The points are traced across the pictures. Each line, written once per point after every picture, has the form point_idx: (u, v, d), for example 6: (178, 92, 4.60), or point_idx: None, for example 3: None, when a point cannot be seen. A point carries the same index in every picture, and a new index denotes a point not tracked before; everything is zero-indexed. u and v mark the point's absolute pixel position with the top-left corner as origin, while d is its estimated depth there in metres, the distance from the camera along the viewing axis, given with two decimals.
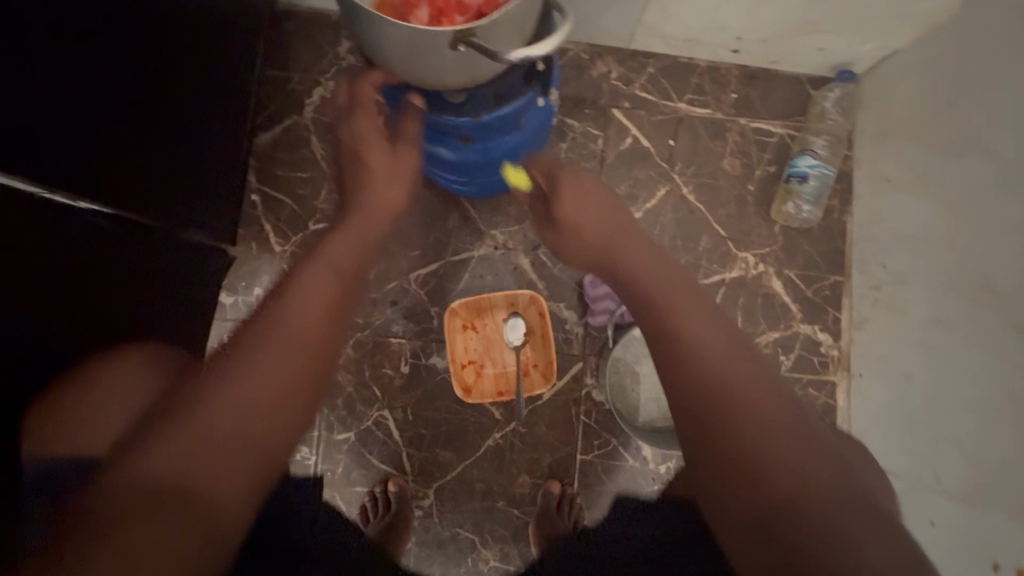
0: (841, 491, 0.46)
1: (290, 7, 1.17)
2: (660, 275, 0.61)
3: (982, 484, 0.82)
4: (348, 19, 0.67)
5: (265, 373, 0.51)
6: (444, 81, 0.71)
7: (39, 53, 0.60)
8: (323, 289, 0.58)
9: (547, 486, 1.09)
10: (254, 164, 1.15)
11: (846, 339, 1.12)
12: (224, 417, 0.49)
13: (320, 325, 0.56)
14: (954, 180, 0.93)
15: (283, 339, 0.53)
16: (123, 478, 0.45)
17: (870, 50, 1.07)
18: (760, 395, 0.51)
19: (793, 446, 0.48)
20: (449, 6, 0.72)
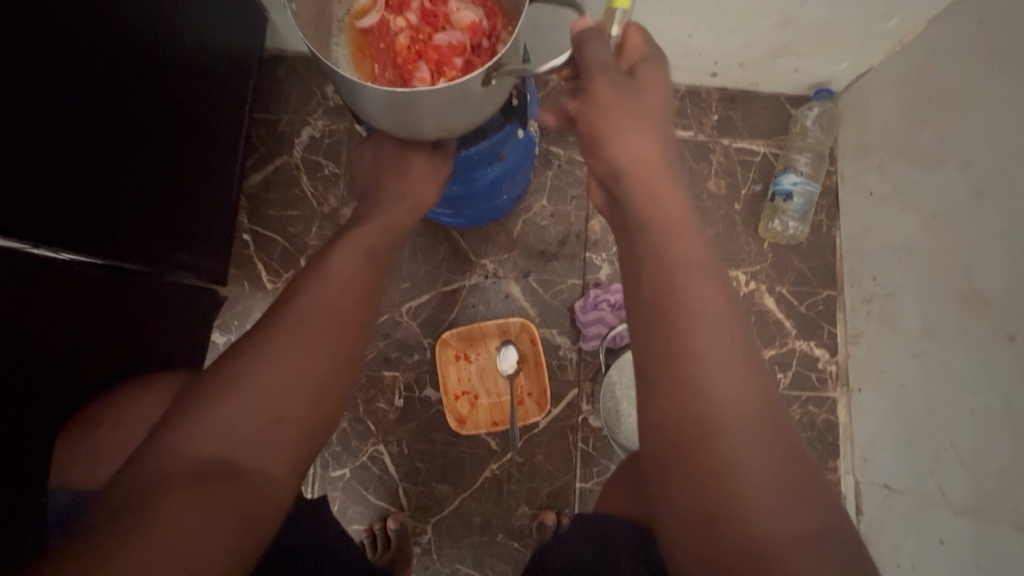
0: (784, 495, 0.44)
1: (278, 52, 1.21)
2: (668, 217, 0.57)
3: (984, 497, 0.79)
4: (354, 97, 0.66)
5: (307, 355, 0.55)
6: (474, 120, 0.72)
7: (24, 111, 0.62)
8: (351, 276, 0.64)
9: (543, 517, 1.07)
10: (245, 204, 1.17)
11: (843, 353, 1.12)
12: (266, 398, 0.52)
13: (353, 308, 0.61)
14: (934, 191, 0.93)
15: (323, 323, 0.58)
16: (169, 456, 0.47)
17: (845, 69, 1.10)
18: (738, 369, 0.49)
19: (753, 418, 0.47)
20: (445, 54, 0.74)
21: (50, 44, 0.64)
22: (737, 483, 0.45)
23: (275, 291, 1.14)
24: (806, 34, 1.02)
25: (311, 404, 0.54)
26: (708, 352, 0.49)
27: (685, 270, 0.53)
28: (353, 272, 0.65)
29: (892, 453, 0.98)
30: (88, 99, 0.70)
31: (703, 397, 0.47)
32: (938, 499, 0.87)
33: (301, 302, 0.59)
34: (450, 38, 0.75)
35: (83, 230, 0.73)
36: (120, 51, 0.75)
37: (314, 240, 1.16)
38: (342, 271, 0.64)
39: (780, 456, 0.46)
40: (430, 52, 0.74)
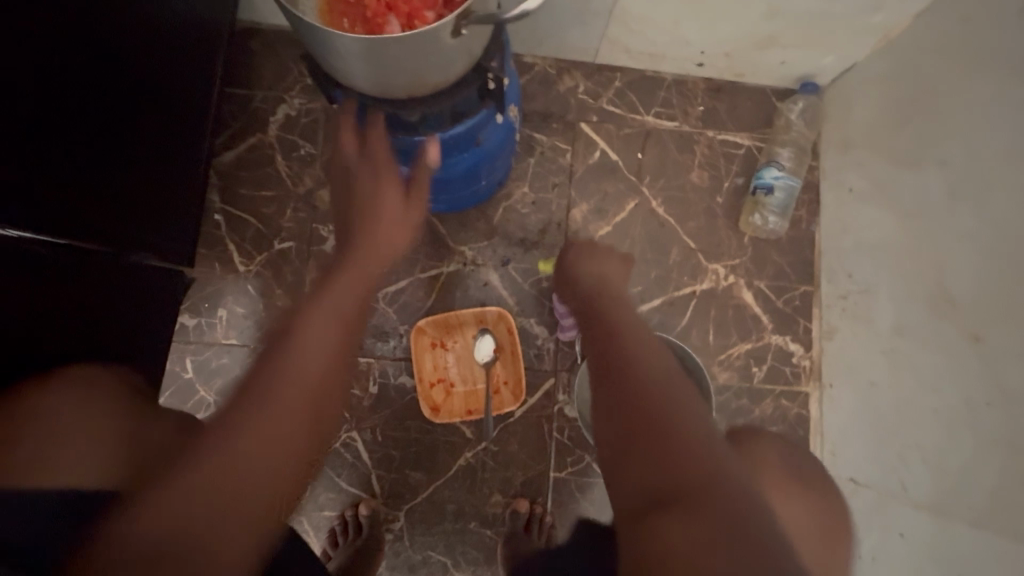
0: (712, 462, 0.49)
1: (253, 25, 1.16)
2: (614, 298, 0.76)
3: (945, 492, 0.84)
4: (319, 48, 0.61)
5: (274, 419, 0.52)
6: (449, 77, 0.67)
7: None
8: (327, 327, 0.60)
9: (515, 505, 1.07)
10: (218, 183, 1.14)
11: (818, 348, 1.09)
12: (275, 396, 0.53)
13: (327, 363, 0.58)
14: (912, 192, 0.95)
15: (296, 382, 0.55)
16: (121, 542, 0.43)
17: (831, 62, 1.08)
18: (658, 375, 0.58)
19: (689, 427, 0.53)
20: (417, 5, 0.63)
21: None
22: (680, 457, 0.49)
23: (247, 273, 1.12)
24: (792, 25, 1.00)
25: (311, 403, 0.55)
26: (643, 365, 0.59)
27: (617, 319, 0.69)
28: (330, 320, 0.61)
29: (860, 449, 0.99)
30: (31, 61, 0.66)
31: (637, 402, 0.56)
32: (901, 494, 0.90)
33: (272, 359, 0.56)
34: None
35: (27, 197, 0.70)
36: (78, 15, 0.71)
37: (289, 223, 1.13)
38: (319, 321, 0.60)
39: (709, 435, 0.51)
40: (401, 4, 0.64)
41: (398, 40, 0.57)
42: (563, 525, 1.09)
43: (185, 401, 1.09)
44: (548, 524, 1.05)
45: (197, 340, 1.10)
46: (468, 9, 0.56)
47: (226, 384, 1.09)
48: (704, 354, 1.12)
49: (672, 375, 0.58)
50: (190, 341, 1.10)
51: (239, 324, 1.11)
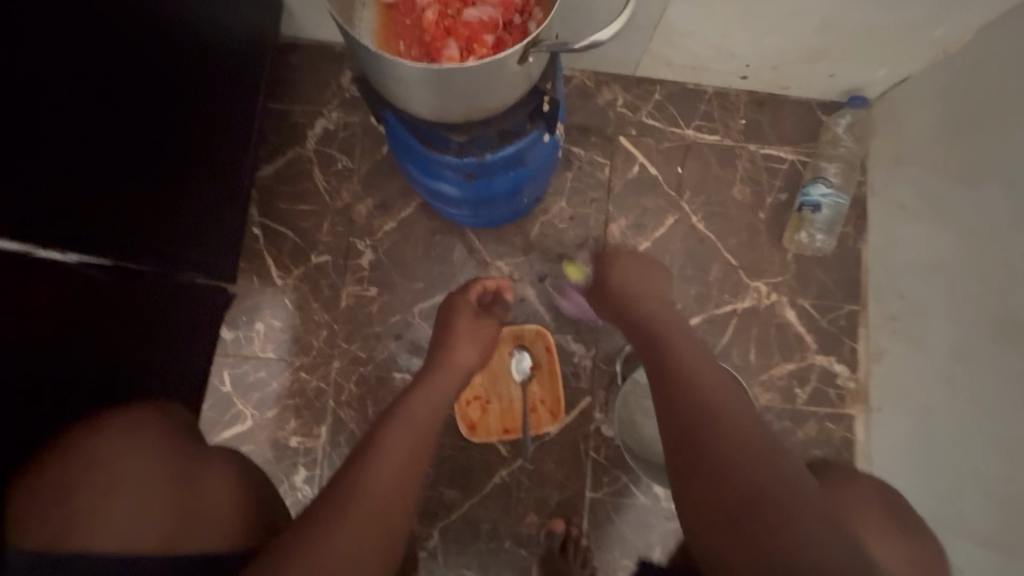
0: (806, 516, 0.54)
1: (293, 40, 1.17)
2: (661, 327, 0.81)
3: (1009, 530, 0.77)
4: (377, 73, 0.61)
5: (353, 520, 0.58)
6: (506, 102, 0.67)
7: (46, 101, 0.61)
8: (396, 460, 0.67)
9: (551, 526, 1.05)
10: (256, 197, 1.14)
11: (864, 370, 1.09)
12: (380, 485, 0.63)
13: (398, 476, 0.65)
14: (973, 210, 0.89)
15: (370, 493, 0.62)
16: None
17: (883, 75, 1.05)
18: (732, 422, 0.63)
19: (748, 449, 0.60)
20: (478, 29, 0.62)
21: (51, 24, 0.60)
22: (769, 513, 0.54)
23: (284, 287, 1.12)
24: (845, 38, 0.97)
25: (401, 487, 0.65)
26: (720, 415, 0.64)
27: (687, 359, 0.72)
28: (406, 449, 0.69)
29: (913, 476, 0.96)
30: (92, 86, 0.66)
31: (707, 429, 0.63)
32: (960, 528, 0.85)
33: (349, 479, 0.63)
34: (482, 14, 0.63)
35: (94, 221, 0.71)
36: (128, 36, 0.71)
37: (326, 237, 1.13)
38: (394, 446, 0.69)
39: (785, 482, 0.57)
40: (461, 28, 0.63)
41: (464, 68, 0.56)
42: (600, 547, 1.06)
43: (222, 415, 1.09)
44: (585, 547, 1.02)
45: (234, 353, 1.11)
46: (536, 37, 0.56)
47: (262, 398, 1.10)
48: (746, 374, 1.09)
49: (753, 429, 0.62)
50: (227, 354, 1.11)
51: (276, 337, 1.11)
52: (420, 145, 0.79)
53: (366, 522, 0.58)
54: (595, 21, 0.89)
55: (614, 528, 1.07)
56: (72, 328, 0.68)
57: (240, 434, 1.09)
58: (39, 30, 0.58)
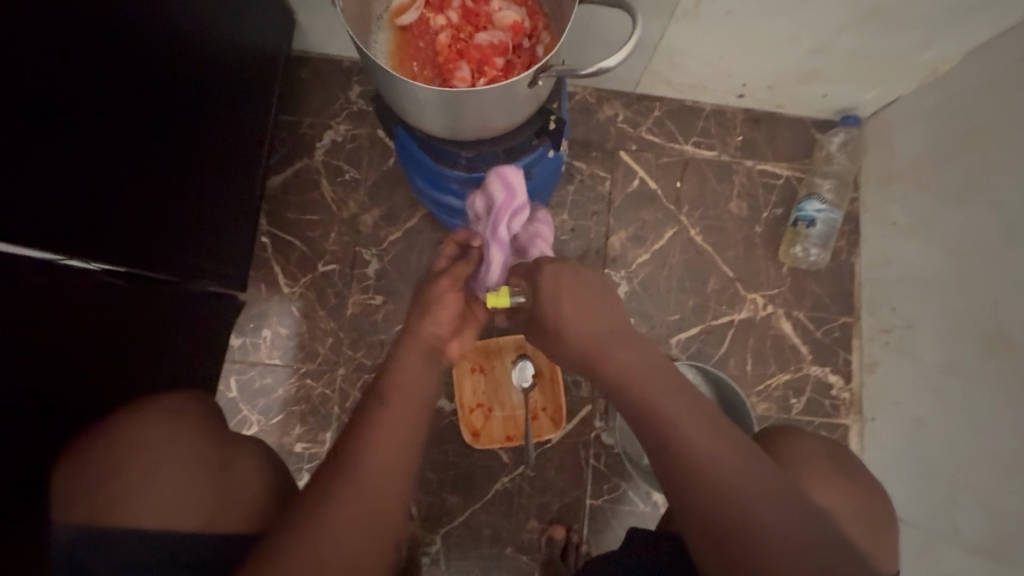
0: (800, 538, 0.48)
1: (302, 54, 1.20)
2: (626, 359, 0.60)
3: (999, 538, 0.80)
4: (393, 95, 0.64)
5: (332, 539, 0.46)
6: (515, 121, 0.70)
7: (68, 120, 0.63)
8: (392, 442, 0.53)
9: (552, 532, 1.07)
10: (264, 206, 1.16)
11: (857, 381, 1.12)
12: (361, 488, 0.49)
13: (398, 462, 0.52)
14: (962, 228, 0.93)
15: (354, 496, 0.49)
16: None
17: (874, 96, 1.09)
18: (713, 432, 0.53)
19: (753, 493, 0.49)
20: (489, 53, 0.66)
21: (69, 42, 0.62)
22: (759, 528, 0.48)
23: (291, 295, 1.14)
24: (838, 61, 1.01)
25: (391, 478, 0.51)
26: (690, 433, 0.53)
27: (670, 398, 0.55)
28: (404, 435, 0.54)
29: (905, 485, 0.99)
30: (107, 102, 0.68)
31: (715, 485, 0.50)
32: (953, 537, 0.88)
33: (332, 478, 0.49)
34: (492, 38, 0.66)
35: (113, 232, 0.73)
36: (138, 52, 0.73)
37: (333, 246, 1.16)
38: (387, 432, 0.53)
39: (772, 484, 0.50)
40: (472, 52, 0.66)
41: (477, 93, 0.59)
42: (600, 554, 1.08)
43: (229, 420, 1.11)
44: (585, 553, 1.04)
45: (241, 360, 1.13)
46: (546, 63, 0.59)
47: (269, 404, 1.11)
48: (742, 384, 1.12)
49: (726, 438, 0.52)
50: (234, 360, 1.13)
51: (283, 344, 1.13)
52: (431, 161, 0.83)
53: (354, 533, 0.47)
54: (598, 44, 0.93)
55: (614, 534, 1.09)
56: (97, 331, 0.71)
57: None
58: (57, 50, 0.60)
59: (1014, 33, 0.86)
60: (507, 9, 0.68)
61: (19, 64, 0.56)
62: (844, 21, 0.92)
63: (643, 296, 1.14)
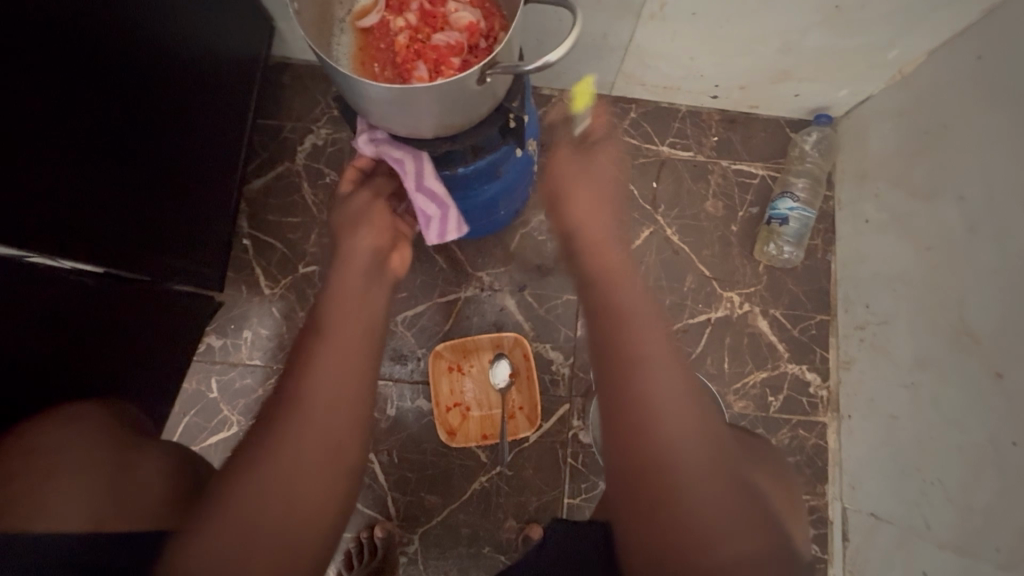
0: (740, 519, 0.47)
1: (284, 60, 1.22)
2: (619, 295, 0.57)
3: (969, 530, 0.80)
4: (350, 95, 0.66)
5: (289, 465, 0.49)
6: (472, 115, 0.72)
7: (38, 124, 0.65)
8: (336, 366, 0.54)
9: (529, 531, 1.07)
10: (246, 209, 1.18)
11: (834, 379, 1.12)
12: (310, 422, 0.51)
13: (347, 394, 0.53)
14: (929, 224, 0.93)
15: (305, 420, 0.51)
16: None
17: (845, 96, 1.10)
18: (673, 389, 0.51)
19: (700, 462, 0.48)
20: (444, 52, 0.67)
21: (36, 48, 0.63)
22: (697, 501, 0.47)
23: (272, 296, 1.16)
24: (805, 61, 1.02)
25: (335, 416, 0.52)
26: (655, 392, 0.50)
27: (647, 342, 0.53)
28: (354, 364, 0.55)
29: (880, 483, 0.99)
30: (78, 106, 0.70)
31: (664, 439, 0.49)
32: (925, 531, 0.87)
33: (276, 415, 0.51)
34: (449, 38, 0.68)
35: (87, 227, 0.75)
36: (110, 57, 0.75)
37: (313, 248, 1.17)
38: (333, 360, 0.54)
39: (715, 455, 0.49)
40: (429, 52, 0.68)
41: (428, 90, 0.61)
42: None
43: (208, 421, 1.12)
44: None
45: (222, 360, 1.14)
46: (493, 59, 0.61)
47: (248, 405, 1.12)
48: (720, 383, 1.12)
49: (693, 400, 0.51)
50: (214, 361, 1.14)
51: (262, 345, 1.15)
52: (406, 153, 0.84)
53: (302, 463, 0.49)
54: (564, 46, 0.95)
55: None
56: (67, 327, 0.73)
57: (226, 439, 1.11)
58: (24, 56, 0.62)
59: (972, 31, 0.87)
60: (463, 12, 0.70)
61: None
62: (807, 22, 0.93)
63: None
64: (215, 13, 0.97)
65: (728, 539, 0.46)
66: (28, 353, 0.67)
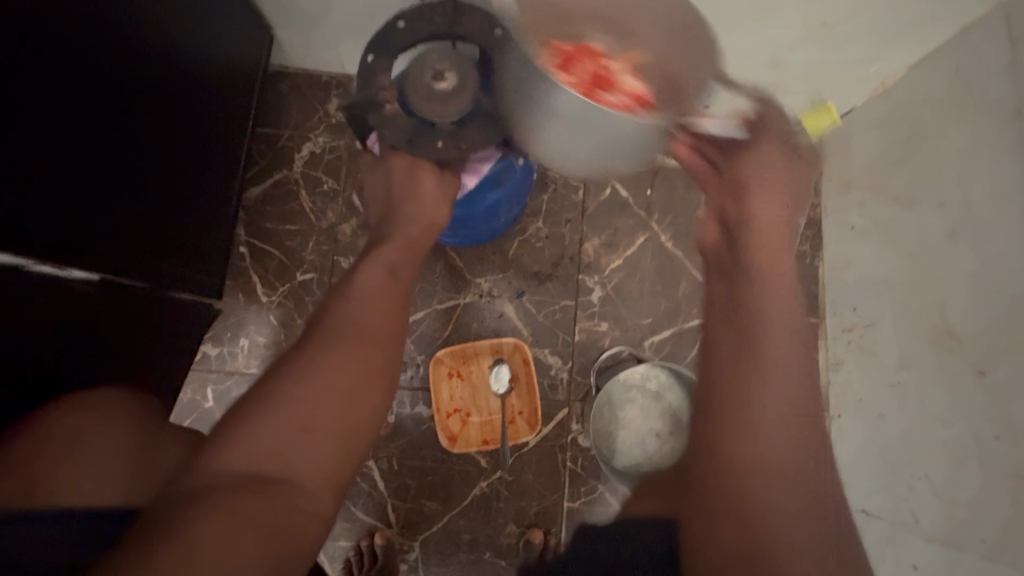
0: (808, 534, 0.55)
1: (281, 68, 1.23)
2: (778, 337, 0.67)
3: (954, 524, 0.83)
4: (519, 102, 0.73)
5: (336, 364, 0.61)
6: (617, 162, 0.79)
7: (49, 132, 0.65)
8: (378, 289, 0.71)
9: (530, 535, 1.08)
10: (243, 217, 1.18)
11: (824, 380, 1.16)
12: (358, 327, 0.66)
13: (380, 316, 0.68)
14: (911, 229, 0.98)
15: (354, 332, 0.65)
16: (214, 464, 0.51)
17: (830, 107, 1.15)
18: (788, 428, 0.61)
19: (792, 504, 0.57)
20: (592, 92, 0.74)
21: (46, 55, 0.63)
22: (775, 506, 0.56)
23: (269, 303, 1.15)
24: (793, 75, 1.07)
25: (372, 331, 0.66)
26: (765, 409, 0.62)
27: (767, 383, 0.63)
28: (381, 289, 0.71)
29: (870, 481, 1.02)
30: (84, 114, 0.70)
31: (764, 468, 0.58)
32: (914, 526, 0.91)
33: (330, 324, 0.66)
34: (618, 97, 0.75)
35: (90, 238, 0.74)
36: (117, 65, 0.75)
37: (312, 255, 1.17)
38: (369, 286, 0.71)
39: (813, 499, 0.57)
40: (586, 90, 0.75)
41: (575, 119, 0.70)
42: None
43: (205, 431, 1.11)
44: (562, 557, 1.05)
45: (218, 369, 1.13)
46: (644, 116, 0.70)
47: None
48: None
49: (796, 441, 0.60)
50: (210, 370, 1.13)
51: (259, 354, 1.14)
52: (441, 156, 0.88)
53: (349, 367, 0.61)
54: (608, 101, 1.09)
55: None
56: (64, 340, 0.73)
57: None
58: (35, 71, 0.62)
59: (950, 47, 0.92)
60: (647, 79, 0.81)
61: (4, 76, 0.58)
62: (794, 38, 0.97)
63: (617, 301, 1.18)
64: (219, 23, 0.97)
65: (795, 548, 0.54)
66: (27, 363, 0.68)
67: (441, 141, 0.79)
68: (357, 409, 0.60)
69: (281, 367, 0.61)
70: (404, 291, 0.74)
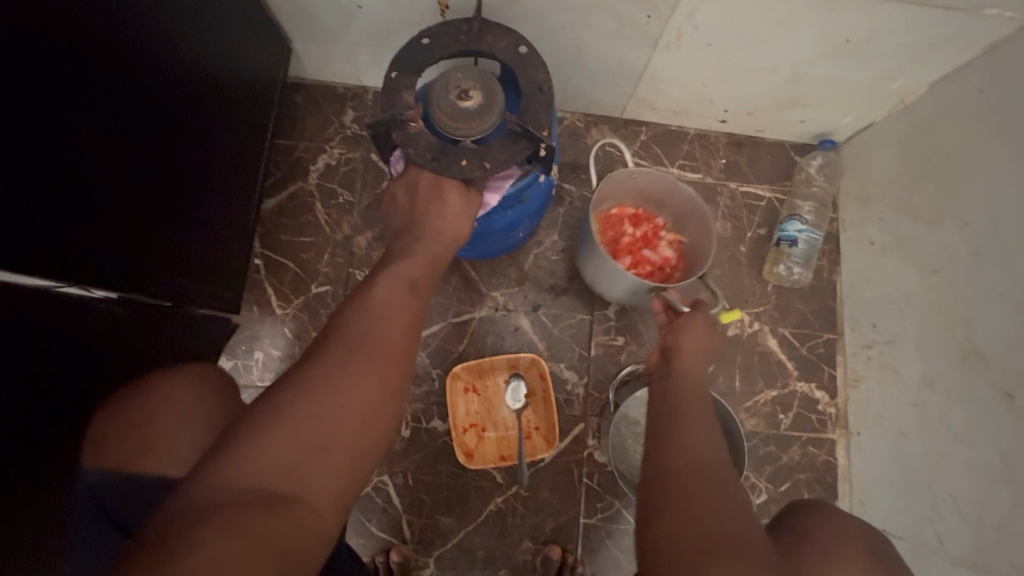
0: (728, 521, 0.53)
1: (298, 80, 1.22)
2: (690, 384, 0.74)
3: (981, 546, 0.82)
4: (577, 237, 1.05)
5: (352, 379, 0.60)
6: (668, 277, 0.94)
7: (75, 150, 0.64)
8: (392, 301, 0.70)
9: (547, 552, 1.07)
10: (258, 229, 1.17)
11: (843, 396, 1.15)
12: (372, 338, 0.64)
13: (395, 329, 0.67)
14: (933, 247, 0.97)
15: (369, 345, 0.64)
16: (222, 476, 0.50)
17: (849, 122, 1.14)
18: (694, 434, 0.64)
19: (713, 498, 0.56)
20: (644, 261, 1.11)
21: (76, 73, 0.63)
22: (691, 499, 0.56)
23: (284, 316, 1.15)
24: (813, 90, 1.06)
25: (386, 344, 0.65)
26: (683, 426, 0.65)
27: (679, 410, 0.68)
28: (397, 302, 0.70)
29: (891, 499, 1.01)
30: (108, 130, 0.69)
31: (681, 467, 0.59)
32: (938, 547, 0.90)
33: (344, 333, 0.64)
34: (653, 254, 1.12)
35: (110, 251, 0.73)
36: (141, 81, 0.75)
37: (327, 267, 1.17)
38: (385, 298, 0.70)
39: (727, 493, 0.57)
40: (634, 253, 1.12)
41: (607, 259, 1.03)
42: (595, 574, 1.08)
43: None
44: None
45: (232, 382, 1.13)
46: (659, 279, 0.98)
47: None
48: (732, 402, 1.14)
49: (707, 445, 0.63)
50: None
51: (274, 366, 1.13)
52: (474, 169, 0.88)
53: (365, 382, 0.60)
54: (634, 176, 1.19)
55: (608, 554, 1.09)
56: (93, 358, 0.72)
57: None
58: (63, 92, 0.62)
59: (974, 65, 0.92)
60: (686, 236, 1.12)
61: (34, 94, 0.57)
62: (817, 54, 0.96)
63: (633, 315, 1.17)
64: (239, 38, 0.97)
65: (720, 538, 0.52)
66: (64, 385, 0.66)
67: (466, 160, 0.79)
68: (371, 427, 0.59)
69: (290, 376, 0.60)
70: (423, 308, 0.73)
